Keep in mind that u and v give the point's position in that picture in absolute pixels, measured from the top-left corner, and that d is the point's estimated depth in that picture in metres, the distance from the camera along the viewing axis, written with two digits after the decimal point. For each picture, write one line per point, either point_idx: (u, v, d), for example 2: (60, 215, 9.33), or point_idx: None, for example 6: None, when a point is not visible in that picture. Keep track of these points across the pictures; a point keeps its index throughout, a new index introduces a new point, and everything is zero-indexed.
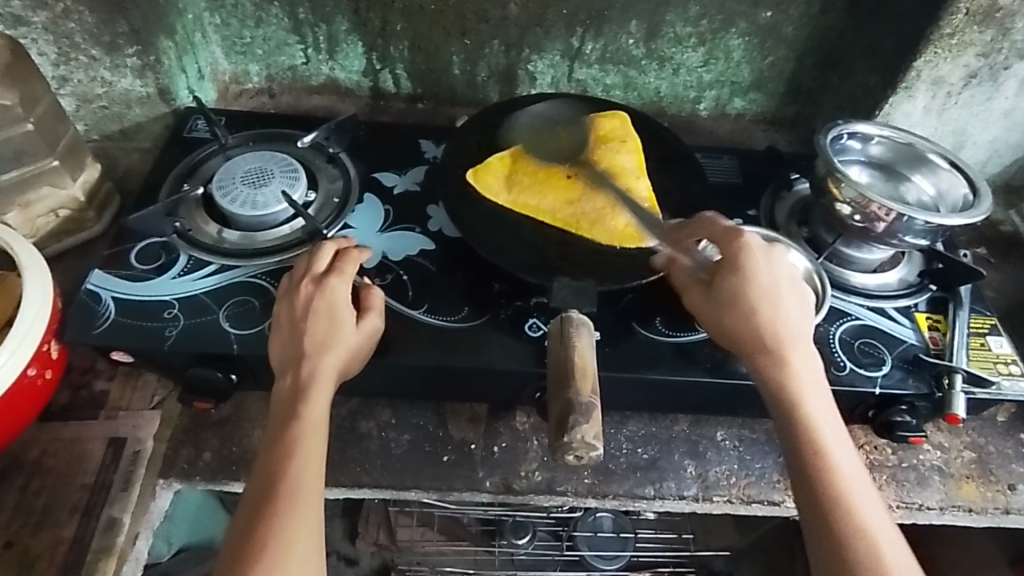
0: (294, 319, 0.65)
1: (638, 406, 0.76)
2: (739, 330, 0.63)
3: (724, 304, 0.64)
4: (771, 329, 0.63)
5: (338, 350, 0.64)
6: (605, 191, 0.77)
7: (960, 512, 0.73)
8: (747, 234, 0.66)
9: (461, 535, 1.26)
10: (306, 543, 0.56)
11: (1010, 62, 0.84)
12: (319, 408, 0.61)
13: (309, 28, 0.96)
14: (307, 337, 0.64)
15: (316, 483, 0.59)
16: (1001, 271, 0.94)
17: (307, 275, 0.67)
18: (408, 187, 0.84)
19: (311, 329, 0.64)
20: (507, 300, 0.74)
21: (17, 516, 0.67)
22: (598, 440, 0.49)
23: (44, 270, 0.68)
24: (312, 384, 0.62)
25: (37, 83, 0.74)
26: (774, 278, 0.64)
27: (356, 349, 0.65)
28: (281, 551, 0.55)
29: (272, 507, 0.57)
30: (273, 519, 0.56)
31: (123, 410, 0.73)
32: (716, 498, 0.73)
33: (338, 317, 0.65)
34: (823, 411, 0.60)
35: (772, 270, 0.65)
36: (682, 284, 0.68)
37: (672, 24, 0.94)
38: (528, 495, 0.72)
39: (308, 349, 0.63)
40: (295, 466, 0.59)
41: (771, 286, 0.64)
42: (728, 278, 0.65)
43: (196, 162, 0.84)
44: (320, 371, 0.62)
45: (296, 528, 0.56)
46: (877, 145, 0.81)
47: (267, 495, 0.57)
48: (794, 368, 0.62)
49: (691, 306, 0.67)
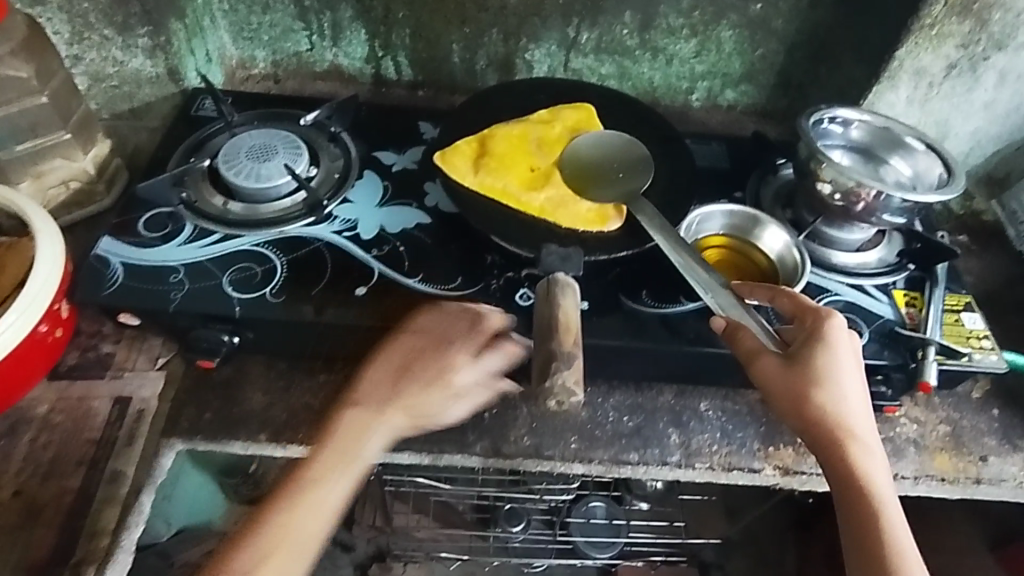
0: (404, 363, 0.66)
1: (624, 376, 0.79)
2: (821, 408, 0.62)
3: (807, 388, 0.62)
4: (854, 423, 0.62)
5: (433, 416, 0.65)
6: (568, 179, 0.79)
7: (933, 482, 0.76)
8: (836, 316, 0.66)
9: (456, 521, 1.28)
10: (292, 544, 0.60)
11: (988, 54, 0.87)
12: (365, 452, 0.63)
13: (315, 14, 0.99)
14: (409, 404, 0.65)
15: (330, 505, 0.61)
16: (981, 259, 0.97)
17: (457, 336, 0.67)
18: (406, 165, 0.88)
19: (414, 385, 0.65)
20: (499, 271, 0.77)
21: (26, 467, 0.70)
22: (578, 386, 0.52)
23: (56, 233, 0.70)
24: (381, 422, 0.64)
25: (52, 58, 0.77)
26: (855, 364, 0.64)
27: (444, 413, 0.66)
28: (272, 540, 0.59)
29: (283, 502, 0.61)
30: (280, 513, 0.60)
31: (129, 370, 0.76)
32: (697, 465, 0.76)
33: (443, 392, 0.65)
34: (898, 512, 0.61)
35: (852, 356, 0.64)
36: (750, 349, 0.64)
37: (665, 15, 0.97)
38: (516, 459, 0.75)
39: (401, 398, 0.65)
40: (318, 481, 0.62)
41: (855, 374, 0.64)
42: (815, 363, 0.63)
43: (203, 137, 0.87)
44: (403, 422, 0.65)
45: (292, 529, 0.60)
46: (856, 129, 0.84)
47: (286, 490, 0.62)
48: (871, 466, 0.62)
49: (756, 373, 0.64)
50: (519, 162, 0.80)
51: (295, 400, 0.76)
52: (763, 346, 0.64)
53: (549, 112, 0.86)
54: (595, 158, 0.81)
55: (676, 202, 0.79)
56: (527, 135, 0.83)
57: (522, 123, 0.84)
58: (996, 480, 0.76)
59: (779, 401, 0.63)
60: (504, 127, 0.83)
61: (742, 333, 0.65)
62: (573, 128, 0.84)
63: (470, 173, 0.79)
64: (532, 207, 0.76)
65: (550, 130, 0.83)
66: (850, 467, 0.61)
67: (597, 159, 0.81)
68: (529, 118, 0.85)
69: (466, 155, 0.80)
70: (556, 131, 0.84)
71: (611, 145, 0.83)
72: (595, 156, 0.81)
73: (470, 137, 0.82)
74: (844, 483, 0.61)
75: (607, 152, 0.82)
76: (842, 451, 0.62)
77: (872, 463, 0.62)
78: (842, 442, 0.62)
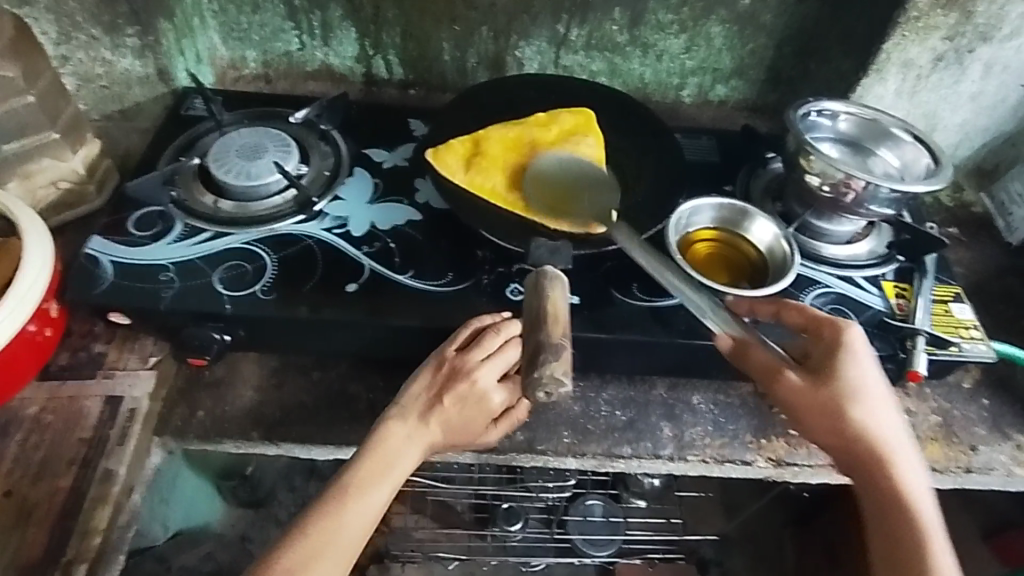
0: (446, 383, 0.64)
1: (616, 370, 0.79)
2: (844, 423, 0.60)
3: (828, 402, 0.61)
4: (887, 436, 0.60)
5: (469, 439, 0.65)
6: (558, 181, 0.78)
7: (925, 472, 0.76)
8: (852, 326, 0.64)
9: (455, 522, 1.29)
10: (340, 548, 0.57)
11: (974, 46, 0.88)
12: (405, 463, 0.62)
13: (305, 14, 0.99)
14: (444, 417, 0.63)
15: (373, 513, 0.60)
16: (971, 250, 0.97)
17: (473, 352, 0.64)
18: (396, 162, 0.88)
19: (453, 407, 0.63)
20: (490, 266, 0.77)
21: (18, 467, 0.70)
22: (567, 376, 0.52)
23: (45, 234, 0.71)
24: (425, 438, 0.63)
25: (39, 57, 0.77)
26: (877, 373, 0.62)
27: (472, 440, 0.65)
28: (317, 547, 0.57)
29: (331, 510, 0.58)
30: (329, 520, 0.58)
31: (120, 370, 0.76)
32: (690, 458, 0.76)
33: (472, 410, 0.64)
34: (943, 528, 0.58)
35: (876, 365, 0.63)
36: (767, 367, 0.63)
37: (655, 11, 0.97)
38: (509, 454, 0.75)
39: (449, 419, 0.63)
40: (366, 490, 0.60)
41: (882, 384, 0.62)
42: (837, 377, 0.62)
43: (193, 137, 0.87)
44: (444, 440, 0.64)
45: (341, 532, 0.58)
46: (845, 122, 0.85)
47: (333, 497, 0.59)
48: (909, 479, 0.59)
49: (776, 391, 0.63)
50: (511, 162, 0.80)
51: (288, 398, 0.76)
52: (779, 362, 0.63)
53: (547, 115, 0.84)
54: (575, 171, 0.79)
55: (666, 196, 0.79)
56: (522, 137, 0.82)
57: (519, 126, 0.83)
58: (987, 468, 0.76)
59: (803, 419, 0.62)
60: (499, 128, 0.82)
61: (751, 352, 0.64)
62: (570, 133, 0.83)
63: (461, 171, 0.78)
64: (520, 207, 0.76)
65: (544, 134, 0.82)
66: (881, 483, 0.59)
67: (585, 167, 0.80)
68: (527, 121, 0.84)
69: (457, 151, 0.80)
70: (552, 134, 0.83)
71: (601, 154, 0.81)
72: (586, 163, 0.80)
73: (464, 137, 0.82)
74: (880, 500, 0.59)
75: (596, 161, 0.81)
76: (876, 467, 0.60)
77: (908, 478, 0.59)
78: (876, 457, 0.60)
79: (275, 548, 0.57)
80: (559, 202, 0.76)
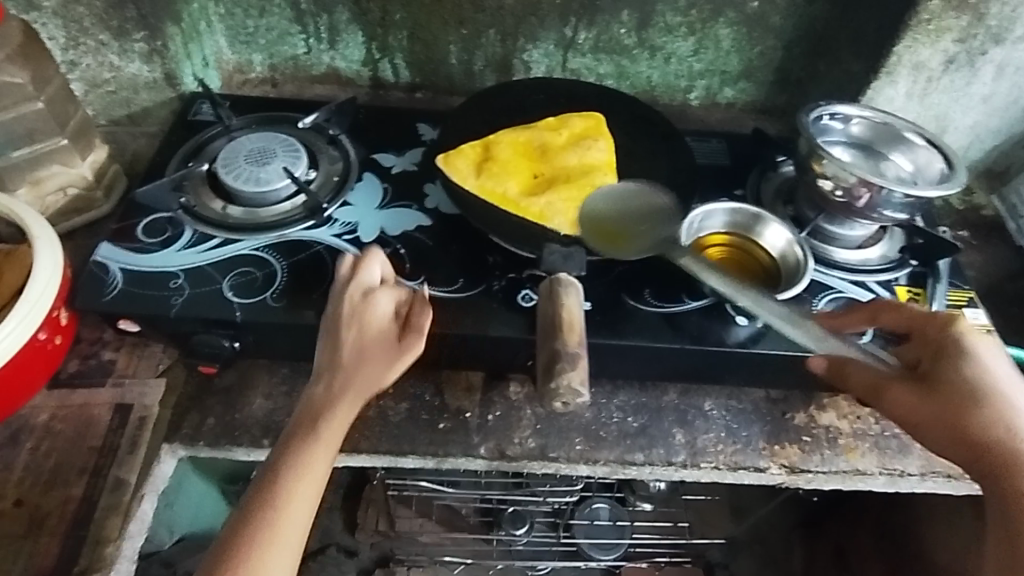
0: (335, 327, 0.64)
1: (628, 376, 0.78)
2: (968, 428, 0.61)
3: (951, 410, 0.62)
4: (1017, 432, 0.60)
5: (375, 364, 0.63)
6: (569, 184, 0.77)
7: (939, 478, 0.76)
8: (964, 321, 0.66)
9: (461, 527, 1.27)
10: (292, 531, 0.56)
11: (986, 48, 0.87)
12: (336, 424, 0.60)
13: (312, 17, 0.99)
14: (346, 352, 0.63)
15: (319, 483, 0.58)
16: (983, 252, 0.96)
17: (359, 285, 0.66)
18: (405, 167, 0.87)
19: (349, 339, 0.64)
20: (501, 272, 0.76)
21: (28, 475, 0.69)
22: (583, 386, 0.52)
23: (55, 241, 0.70)
24: (338, 394, 0.62)
25: (48, 63, 0.77)
26: (999, 370, 0.63)
27: (379, 363, 0.63)
28: (276, 543, 0.54)
29: (276, 508, 0.56)
30: (279, 514, 0.56)
31: (130, 378, 0.76)
32: (703, 465, 0.75)
33: (373, 337, 0.64)
34: None
35: (998, 362, 0.64)
36: (873, 381, 0.66)
37: (663, 13, 0.97)
38: (521, 461, 0.75)
39: (346, 362, 0.63)
40: (308, 468, 0.58)
41: (1003, 379, 0.63)
42: (955, 378, 0.63)
43: (201, 142, 0.86)
44: (351, 384, 0.62)
45: (289, 512, 0.56)
46: (857, 125, 0.84)
47: (273, 491, 0.57)
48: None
49: (890, 403, 0.65)
50: (521, 168, 0.79)
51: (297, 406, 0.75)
52: (887, 374, 0.66)
53: (557, 119, 0.84)
54: (603, 204, 0.77)
55: (678, 201, 0.79)
56: (531, 142, 0.82)
57: (529, 131, 0.83)
58: None
59: (923, 429, 0.63)
60: (509, 133, 0.82)
61: (850, 369, 0.67)
62: (580, 136, 0.82)
63: (472, 175, 0.78)
64: (530, 210, 0.74)
65: (552, 139, 0.82)
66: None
67: (594, 172, 0.78)
68: (536, 125, 0.84)
69: (467, 155, 0.79)
70: (561, 138, 0.82)
71: (610, 158, 0.80)
72: (594, 166, 0.79)
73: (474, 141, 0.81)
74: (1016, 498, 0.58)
75: (605, 166, 0.80)
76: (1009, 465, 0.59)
77: None
78: (1007, 455, 0.59)
79: (224, 558, 0.54)
80: (571, 206, 0.75)
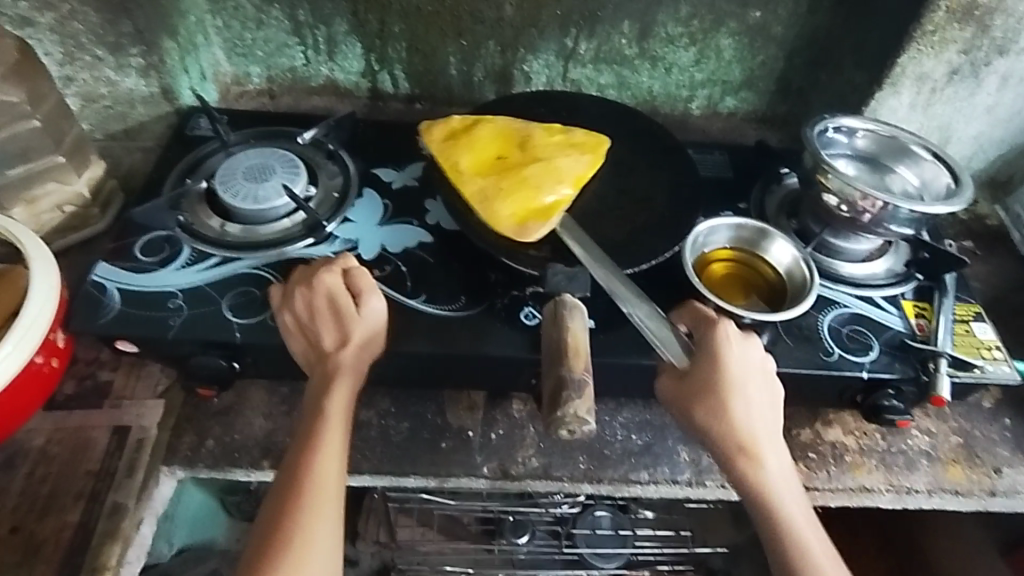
0: (302, 325, 0.66)
1: (631, 394, 0.78)
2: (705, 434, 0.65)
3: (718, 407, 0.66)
4: (730, 426, 0.64)
5: (358, 343, 0.65)
6: (517, 176, 0.74)
7: (947, 495, 0.75)
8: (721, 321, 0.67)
9: (461, 535, 1.23)
10: (327, 506, 0.59)
11: (991, 59, 0.86)
12: (338, 402, 0.63)
13: (309, 29, 0.98)
14: (323, 337, 0.65)
15: (339, 457, 0.61)
16: (987, 263, 0.96)
17: (304, 275, 0.67)
18: (406, 181, 0.87)
19: (320, 323, 0.65)
20: (503, 289, 0.75)
21: (24, 501, 0.69)
22: (590, 414, 0.53)
23: (51, 261, 0.69)
24: (333, 383, 0.63)
25: (43, 81, 0.76)
26: (743, 369, 0.65)
27: (359, 336, 0.65)
28: (314, 543, 0.57)
29: (303, 511, 0.58)
30: (309, 517, 0.58)
31: (127, 399, 0.75)
32: (708, 483, 0.75)
33: (342, 311, 0.65)
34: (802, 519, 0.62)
35: (742, 354, 0.66)
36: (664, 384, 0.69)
37: (664, 24, 0.96)
38: (524, 480, 0.74)
39: (330, 350, 0.65)
40: (328, 465, 0.60)
41: (739, 384, 0.65)
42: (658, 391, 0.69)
43: (200, 158, 0.86)
44: (345, 370, 0.64)
45: (319, 487, 0.59)
46: (861, 138, 0.84)
47: (298, 495, 0.58)
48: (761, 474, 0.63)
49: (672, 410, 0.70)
50: (489, 147, 0.78)
51: None
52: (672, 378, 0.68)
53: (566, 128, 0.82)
54: (543, 193, 0.73)
55: (682, 215, 0.78)
56: (521, 132, 0.80)
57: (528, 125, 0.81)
58: (1011, 491, 0.75)
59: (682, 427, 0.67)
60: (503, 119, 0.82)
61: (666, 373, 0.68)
62: (572, 145, 0.79)
63: (440, 143, 0.79)
64: (464, 189, 0.75)
65: (544, 136, 0.79)
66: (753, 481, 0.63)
67: (551, 176, 0.75)
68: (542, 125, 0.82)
69: (450, 130, 0.81)
70: (553, 141, 0.79)
71: (580, 174, 0.76)
72: (557, 170, 0.75)
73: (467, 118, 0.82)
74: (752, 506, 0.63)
75: (569, 177, 0.75)
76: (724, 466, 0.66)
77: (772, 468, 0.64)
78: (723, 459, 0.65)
79: (268, 550, 0.56)
80: (502, 195, 0.73)
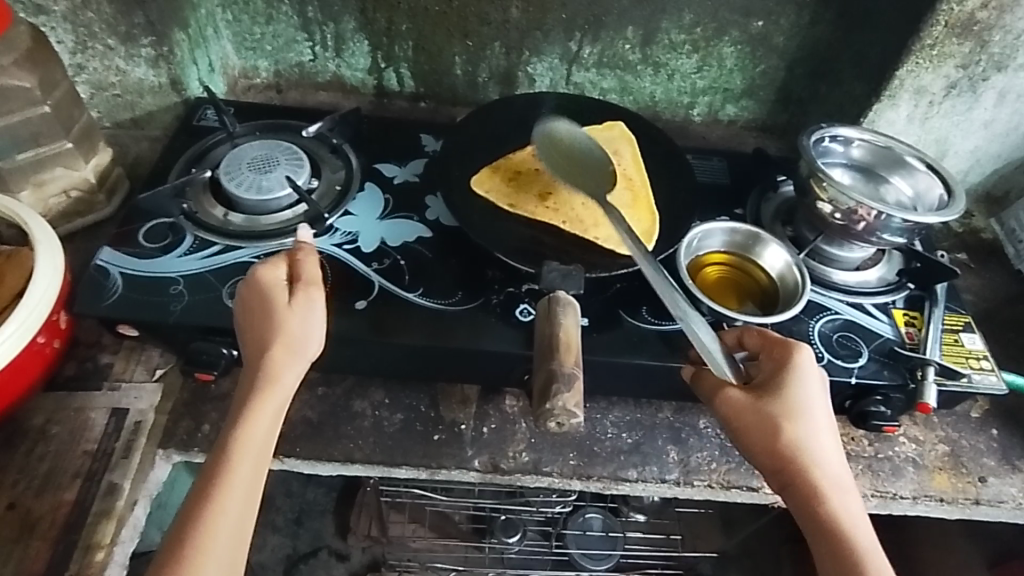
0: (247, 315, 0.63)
1: (622, 393, 0.79)
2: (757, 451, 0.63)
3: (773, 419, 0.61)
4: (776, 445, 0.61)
5: (285, 346, 0.61)
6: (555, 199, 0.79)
7: (932, 502, 0.76)
8: (795, 352, 0.64)
9: (450, 532, 1.25)
10: (243, 489, 0.56)
11: (988, 74, 0.87)
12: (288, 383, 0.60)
13: (318, 25, 0.99)
14: (264, 320, 0.62)
15: (263, 441, 0.58)
16: (980, 276, 0.97)
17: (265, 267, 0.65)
18: (408, 177, 0.88)
19: (263, 310, 0.63)
20: (499, 285, 0.77)
21: (22, 479, 0.70)
22: (578, 407, 0.54)
23: (56, 244, 0.70)
24: (268, 358, 0.60)
25: (56, 68, 0.77)
26: (799, 391, 0.62)
27: (299, 331, 0.62)
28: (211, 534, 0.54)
29: (204, 520, 0.54)
30: (201, 534, 0.53)
31: (126, 382, 0.76)
32: (696, 482, 0.76)
33: (274, 302, 0.63)
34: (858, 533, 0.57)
35: (806, 383, 0.63)
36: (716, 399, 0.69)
37: (667, 31, 0.97)
38: (514, 474, 0.75)
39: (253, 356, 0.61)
40: (243, 452, 0.57)
41: (785, 405, 0.61)
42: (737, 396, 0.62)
43: (206, 147, 0.87)
44: (270, 372, 0.60)
45: (239, 463, 0.57)
46: (857, 148, 0.86)
47: (218, 469, 0.56)
48: (842, 496, 0.59)
49: None
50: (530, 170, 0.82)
51: (293, 414, 0.76)
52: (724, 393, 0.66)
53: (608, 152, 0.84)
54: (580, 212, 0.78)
55: (677, 218, 0.80)
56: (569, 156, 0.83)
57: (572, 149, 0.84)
58: (996, 501, 0.76)
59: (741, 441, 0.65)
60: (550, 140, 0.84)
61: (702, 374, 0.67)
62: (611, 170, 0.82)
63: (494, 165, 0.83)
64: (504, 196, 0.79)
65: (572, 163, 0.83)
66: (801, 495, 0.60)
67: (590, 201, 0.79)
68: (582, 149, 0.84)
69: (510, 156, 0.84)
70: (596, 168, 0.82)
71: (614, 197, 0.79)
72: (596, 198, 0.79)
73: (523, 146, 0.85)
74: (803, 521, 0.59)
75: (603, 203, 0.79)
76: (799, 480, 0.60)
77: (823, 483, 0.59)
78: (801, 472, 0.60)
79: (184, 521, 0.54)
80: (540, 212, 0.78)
